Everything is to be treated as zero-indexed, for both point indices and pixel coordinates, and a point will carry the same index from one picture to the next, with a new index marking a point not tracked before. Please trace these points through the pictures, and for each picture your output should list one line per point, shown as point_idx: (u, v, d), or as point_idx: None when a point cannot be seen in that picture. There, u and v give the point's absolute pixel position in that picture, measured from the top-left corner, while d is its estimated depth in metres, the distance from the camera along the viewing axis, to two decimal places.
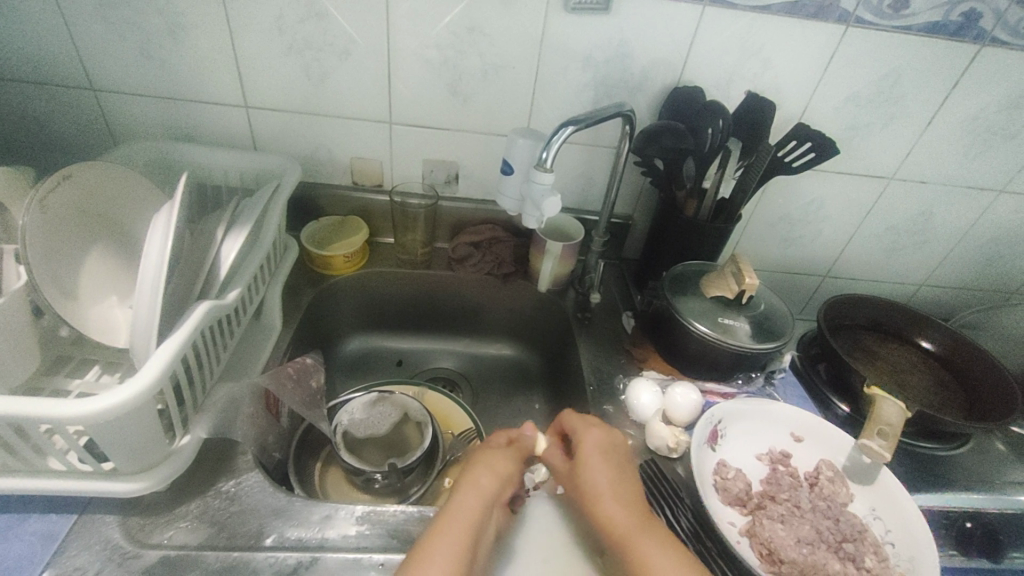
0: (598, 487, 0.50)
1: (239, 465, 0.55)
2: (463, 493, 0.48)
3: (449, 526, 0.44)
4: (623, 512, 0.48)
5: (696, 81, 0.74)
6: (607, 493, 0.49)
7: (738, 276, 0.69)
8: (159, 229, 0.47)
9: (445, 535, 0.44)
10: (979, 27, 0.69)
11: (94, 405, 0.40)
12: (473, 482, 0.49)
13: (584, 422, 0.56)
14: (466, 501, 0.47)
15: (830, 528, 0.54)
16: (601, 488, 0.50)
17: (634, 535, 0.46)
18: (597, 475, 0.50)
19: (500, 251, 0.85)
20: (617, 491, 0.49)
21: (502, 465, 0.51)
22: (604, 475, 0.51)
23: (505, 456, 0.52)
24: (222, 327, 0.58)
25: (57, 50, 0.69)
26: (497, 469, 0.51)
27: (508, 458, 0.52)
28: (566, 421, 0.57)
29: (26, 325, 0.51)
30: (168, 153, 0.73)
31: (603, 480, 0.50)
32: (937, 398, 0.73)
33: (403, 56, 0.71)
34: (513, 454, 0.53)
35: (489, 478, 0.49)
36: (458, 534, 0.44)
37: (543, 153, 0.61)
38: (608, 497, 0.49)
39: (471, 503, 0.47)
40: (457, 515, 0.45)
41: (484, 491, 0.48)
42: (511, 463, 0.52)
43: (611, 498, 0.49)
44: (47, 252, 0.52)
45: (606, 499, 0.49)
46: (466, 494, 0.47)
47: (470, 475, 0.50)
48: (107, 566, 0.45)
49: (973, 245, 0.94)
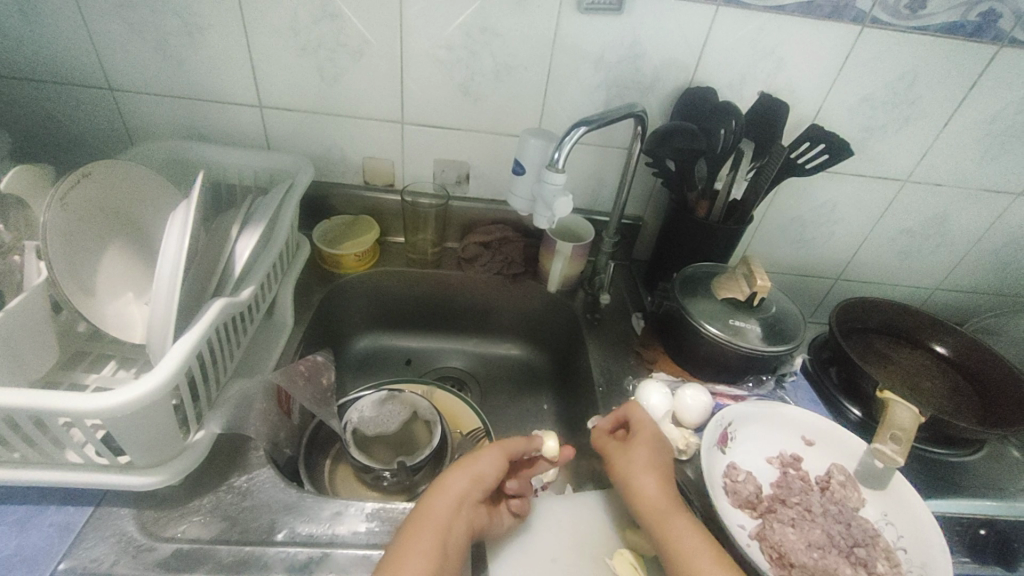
0: (641, 467, 0.52)
1: (251, 461, 0.55)
2: (433, 496, 0.47)
3: (423, 526, 0.45)
4: (660, 491, 0.50)
5: (708, 82, 0.74)
6: (646, 472, 0.51)
7: (749, 279, 0.68)
8: (176, 227, 0.47)
9: (419, 534, 0.44)
10: (998, 28, 0.68)
11: (113, 400, 0.41)
12: (444, 486, 0.48)
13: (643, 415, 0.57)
14: (438, 504, 0.47)
15: (841, 532, 0.53)
16: (644, 465, 0.52)
17: (669, 512, 0.48)
18: (642, 458, 0.53)
19: (510, 251, 0.85)
20: (658, 472, 0.52)
21: (477, 467, 0.50)
22: (652, 459, 0.53)
23: (481, 459, 0.51)
24: (235, 323, 0.59)
25: (76, 50, 0.70)
26: (472, 472, 0.49)
27: (486, 462, 0.51)
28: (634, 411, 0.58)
29: (44, 320, 0.52)
30: (183, 151, 0.73)
31: (648, 463, 0.52)
32: (951, 403, 0.72)
33: (415, 57, 0.71)
34: (494, 456, 0.51)
35: (461, 480, 0.49)
36: (430, 536, 0.44)
37: (554, 153, 0.61)
38: (648, 475, 0.51)
39: (440, 506, 0.46)
40: (429, 519, 0.45)
41: (456, 495, 0.47)
42: (485, 466, 0.50)
43: (653, 476, 0.51)
44: (66, 249, 0.53)
45: (647, 477, 0.51)
46: (437, 498, 0.47)
47: (444, 478, 0.49)
48: (122, 558, 0.46)
49: (988, 249, 0.93)
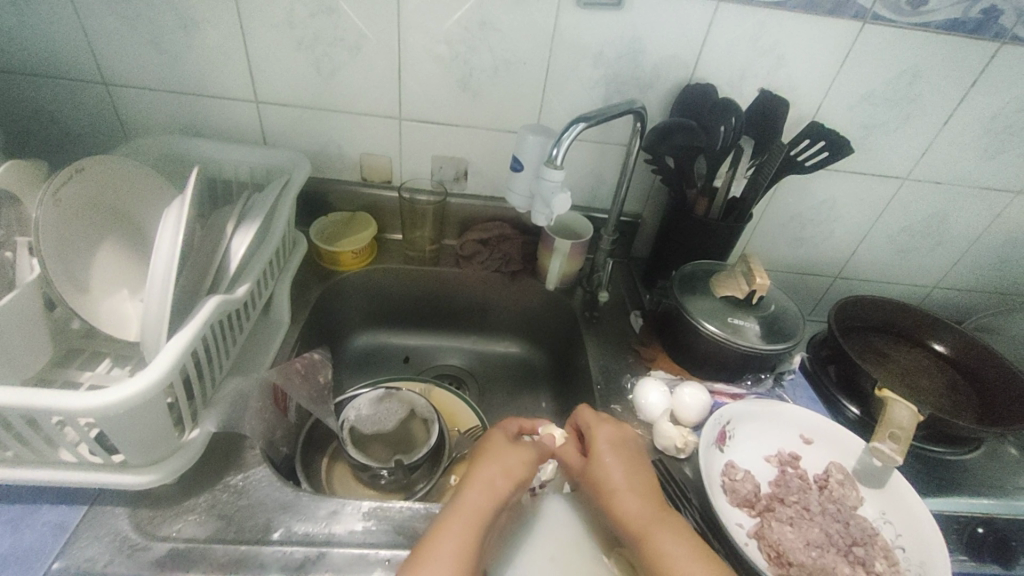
0: (614, 483, 0.50)
1: (247, 459, 0.55)
2: (472, 488, 0.48)
3: (459, 516, 0.45)
4: (640, 505, 0.49)
5: (708, 78, 0.73)
6: (622, 487, 0.50)
7: (748, 277, 0.68)
8: (169, 224, 0.47)
9: (454, 528, 0.44)
10: (1000, 24, 0.68)
11: (106, 397, 0.41)
12: (486, 481, 0.48)
13: (599, 419, 0.57)
14: (476, 497, 0.47)
15: (839, 531, 0.53)
16: (616, 481, 0.50)
17: (652, 524, 0.47)
18: (615, 472, 0.51)
19: (508, 248, 0.84)
20: (633, 486, 0.50)
21: (517, 467, 0.50)
22: (623, 473, 0.51)
23: (521, 460, 0.51)
24: (231, 321, 0.58)
25: (69, 43, 0.69)
26: (510, 470, 0.50)
27: (524, 464, 0.51)
28: (581, 416, 0.58)
29: (37, 318, 0.51)
30: (178, 147, 0.73)
31: (620, 478, 0.51)
32: (949, 401, 0.72)
33: (413, 52, 0.71)
34: (530, 459, 0.52)
35: (502, 479, 0.49)
36: (468, 526, 0.44)
37: (553, 150, 0.61)
38: (626, 491, 0.50)
39: (479, 500, 0.47)
40: (465, 510, 0.46)
41: (496, 491, 0.48)
42: (525, 467, 0.51)
43: (631, 493, 0.49)
44: (60, 245, 0.52)
45: (624, 492, 0.50)
46: (475, 490, 0.47)
47: (479, 470, 0.49)
48: (117, 558, 0.45)
49: (988, 246, 0.93)
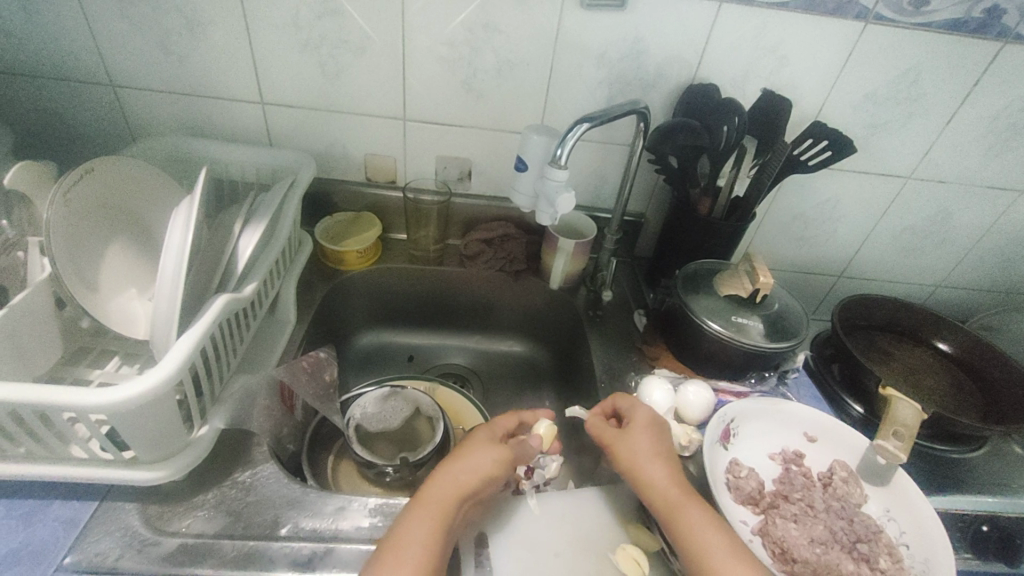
0: (643, 456, 0.52)
1: (255, 456, 0.55)
2: (438, 482, 0.48)
3: (424, 508, 0.46)
4: (668, 477, 0.51)
5: (711, 78, 0.74)
6: (651, 460, 0.52)
7: (752, 276, 0.68)
8: (179, 223, 0.47)
9: (417, 521, 0.45)
10: (1002, 24, 0.68)
11: (117, 394, 0.41)
12: (451, 476, 0.48)
13: (635, 401, 0.59)
14: (441, 489, 0.47)
15: (844, 528, 0.53)
16: (647, 455, 0.52)
17: (683, 499, 0.49)
18: (645, 445, 0.53)
19: (512, 248, 0.85)
20: (665, 461, 0.52)
21: (485, 463, 0.50)
22: (654, 449, 0.53)
23: (492, 456, 0.51)
24: (239, 319, 0.59)
25: (78, 46, 0.70)
26: (480, 467, 0.50)
27: (495, 461, 0.51)
28: (619, 399, 0.59)
29: (48, 316, 0.52)
30: (185, 148, 0.73)
31: (650, 451, 0.53)
32: (953, 400, 0.72)
33: (417, 54, 0.71)
34: (502, 455, 0.51)
35: (468, 475, 0.49)
36: (430, 519, 0.45)
37: (557, 149, 0.61)
38: (655, 463, 0.52)
39: (443, 494, 0.47)
40: (429, 501, 0.46)
41: (461, 486, 0.48)
42: (496, 463, 0.50)
43: (659, 465, 0.52)
44: (70, 244, 0.53)
45: (652, 465, 0.52)
46: (440, 484, 0.48)
47: (451, 466, 0.50)
48: (127, 553, 0.46)
49: (992, 245, 0.92)
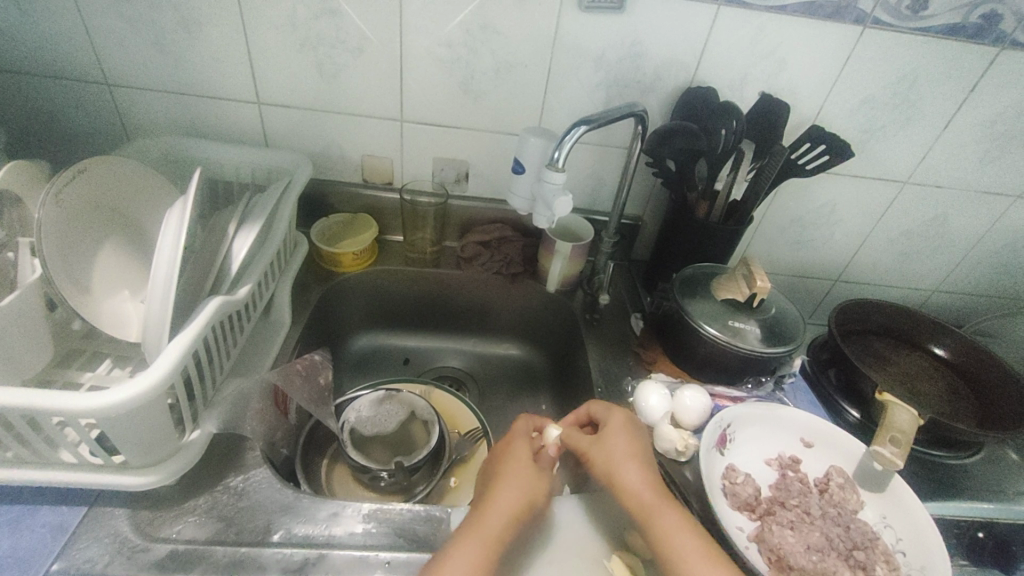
0: (618, 458, 0.52)
1: (247, 461, 0.55)
2: (494, 506, 0.48)
3: (481, 531, 0.46)
4: (643, 480, 0.51)
5: (709, 81, 0.74)
6: (626, 462, 0.52)
7: (749, 280, 0.68)
8: (172, 225, 0.47)
9: (473, 544, 0.45)
10: (999, 29, 0.68)
11: (107, 399, 0.41)
12: (504, 499, 0.49)
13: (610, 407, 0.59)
14: (496, 512, 0.48)
15: (840, 535, 0.53)
16: (622, 457, 0.52)
17: (657, 506, 0.49)
18: (619, 448, 0.53)
19: (509, 250, 0.85)
20: (639, 462, 0.52)
21: (536, 487, 0.51)
22: (629, 450, 0.53)
23: (540, 480, 0.52)
24: (233, 322, 0.58)
25: (73, 44, 0.69)
26: (529, 489, 0.50)
27: (543, 485, 0.52)
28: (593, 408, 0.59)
29: (39, 319, 0.51)
30: (180, 148, 0.73)
31: (624, 453, 0.53)
32: (949, 405, 0.72)
33: (415, 55, 0.71)
34: (547, 479, 0.53)
35: (520, 497, 0.49)
36: (487, 542, 0.45)
37: (554, 153, 0.61)
38: (631, 465, 0.52)
39: (497, 518, 0.47)
40: (485, 525, 0.46)
41: (514, 509, 0.48)
42: (541, 486, 0.51)
43: (633, 465, 0.52)
44: (62, 246, 0.52)
45: (627, 466, 0.52)
46: (494, 507, 0.48)
47: (501, 489, 0.50)
48: (116, 559, 0.45)
49: (988, 250, 0.93)
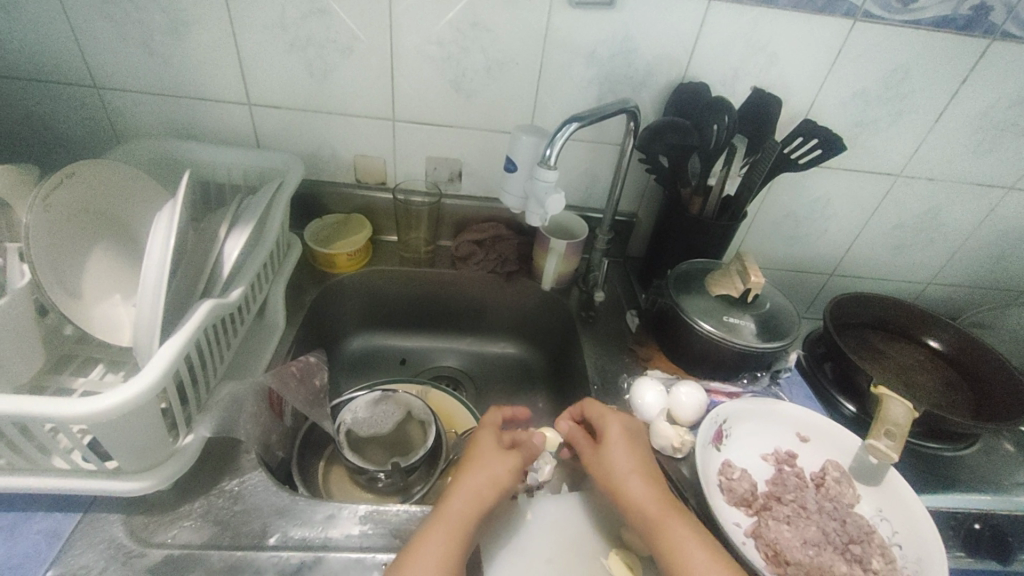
0: (623, 472, 0.52)
1: (242, 464, 0.55)
2: (457, 496, 0.48)
3: (443, 522, 0.46)
4: (651, 497, 0.50)
5: (702, 76, 0.73)
6: (633, 479, 0.51)
7: (743, 275, 0.68)
8: (160, 229, 0.46)
9: (435, 535, 0.45)
10: (990, 21, 0.68)
11: (99, 404, 0.40)
12: (469, 489, 0.48)
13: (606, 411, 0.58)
14: (459, 503, 0.47)
15: (836, 530, 0.53)
16: (626, 472, 0.52)
17: (667, 516, 0.48)
18: (623, 461, 0.53)
19: (504, 249, 0.84)
20: (643, 476, 0.51)
21: (501, 475, 0.50)
22: (631, 464, 0.52)
23: (506, 467, 0.51)
24: (224, 325, 0.58)
25: (59, 47, 0.68)
26: (495, 477, 0.50)
27: (508, 472, 0.51)
28: (588, 407, 0.59)
29: (29, 325, 0.51)
30: (170, 150, 0.72)
31: (629, 469, 0.52)
32: (945, 398, 0.72)
33: (405, 54, 0.71)
34: (515, 464, 0.52)
35: (486, 487, 0.49)
36: (449, 532, 0.45)
37: (546, 150, 0.60)
38: (636, 481, 0.51)
39: (460, 507, 0.47)
40: (448, 516, 0.46)
41: (480, 499, 0.48)
42: (508, 474, 0.50)
43: (638, 480, 0.51)
44: (51, 251, 0.52)
45: (631, 480, 0.51)
46: (457, 498, 0.48)
47: (465, 479, 0.49)
48: (111, 565, 0.45)
49: (981, 242, 0.93)
